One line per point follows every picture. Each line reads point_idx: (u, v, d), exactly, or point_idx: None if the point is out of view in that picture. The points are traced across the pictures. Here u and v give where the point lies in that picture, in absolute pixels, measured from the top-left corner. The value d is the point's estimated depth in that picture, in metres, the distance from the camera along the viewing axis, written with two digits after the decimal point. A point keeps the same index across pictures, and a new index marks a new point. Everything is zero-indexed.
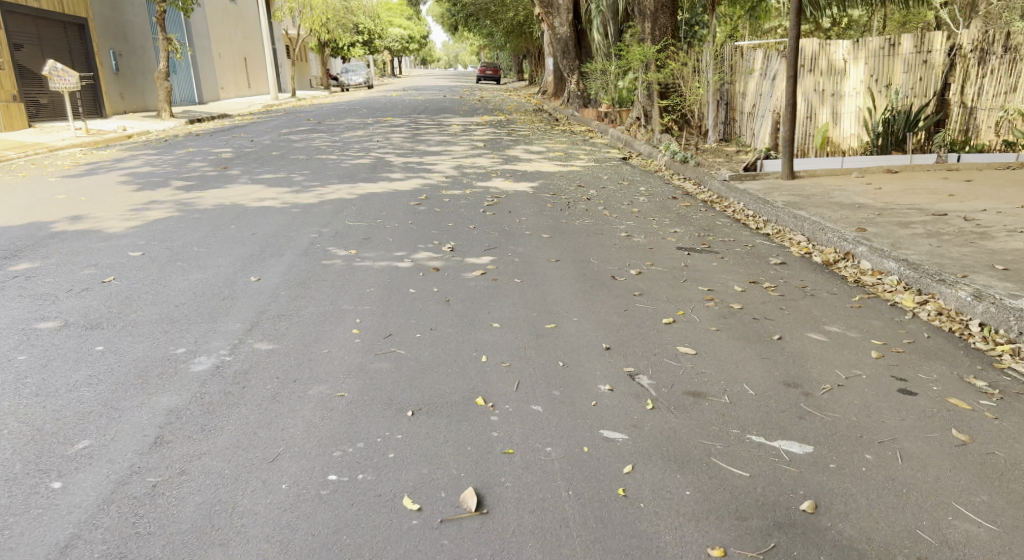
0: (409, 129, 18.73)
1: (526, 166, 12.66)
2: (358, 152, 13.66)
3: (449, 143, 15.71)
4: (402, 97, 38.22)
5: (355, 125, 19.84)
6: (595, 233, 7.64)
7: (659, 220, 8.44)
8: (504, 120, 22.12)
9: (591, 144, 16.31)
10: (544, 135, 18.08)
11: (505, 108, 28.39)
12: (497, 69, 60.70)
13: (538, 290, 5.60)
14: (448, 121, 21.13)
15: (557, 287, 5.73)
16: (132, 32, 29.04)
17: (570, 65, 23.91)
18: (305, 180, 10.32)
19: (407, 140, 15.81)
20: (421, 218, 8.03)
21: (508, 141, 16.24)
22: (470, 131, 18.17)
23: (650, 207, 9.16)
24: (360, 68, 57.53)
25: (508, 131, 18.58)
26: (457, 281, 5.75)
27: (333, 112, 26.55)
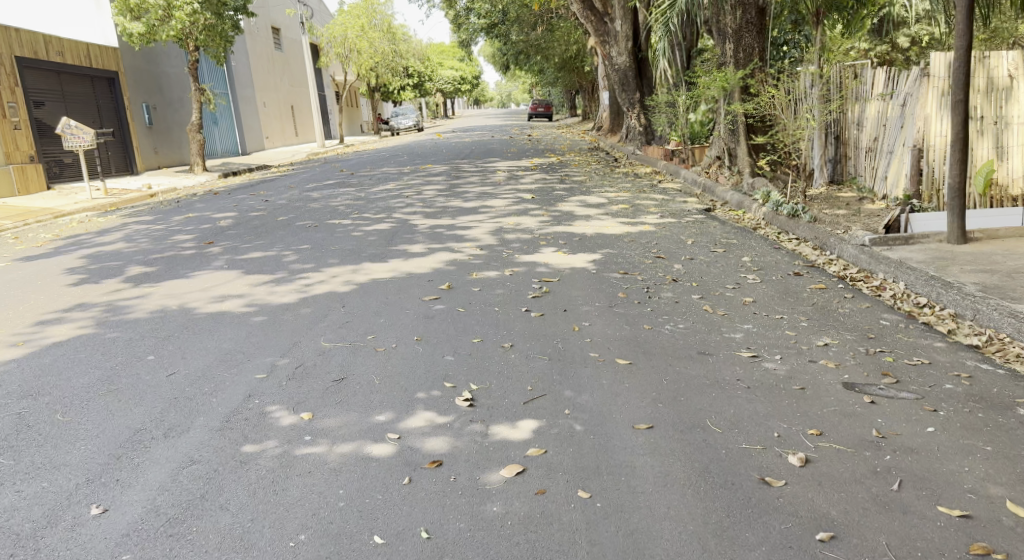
0: (450, 178, 16.23)
1: (582, 225, 10.07)
2: (379, 212, 11.21)
3: (492, 195, 13.15)
4: (449, 140, 36.38)
5: (389, 175, 17.45)
6: (691, 352, 4.97)
7: (791, 319, 5.78)
8: (556, 164, 19.65)
9: (660, 189, 13.75)
10: (603, 180, 15.53)
11: (557, 149, 26.13)
12: (550, 106, 58.60)
13: (648, 529, 3.45)
14: (494, 167, 18.64)
15: (678, 504, 3.56)
16: (171, 83, 25.33)
17: (629, 99, 21.39)
18: (298, 259, 7.89)
19: (443, 195, 13.30)
20: (439, 328, 5.53)
21: (562, 190, 13.64)
22: (519, 179, 15.62)
23: (768, 293, 6.51)
24: (409, 110, 55.78)
25: (561, 177, 15.99)
26: (493, 499, 3.59)
27: (373, 160, 24.51)
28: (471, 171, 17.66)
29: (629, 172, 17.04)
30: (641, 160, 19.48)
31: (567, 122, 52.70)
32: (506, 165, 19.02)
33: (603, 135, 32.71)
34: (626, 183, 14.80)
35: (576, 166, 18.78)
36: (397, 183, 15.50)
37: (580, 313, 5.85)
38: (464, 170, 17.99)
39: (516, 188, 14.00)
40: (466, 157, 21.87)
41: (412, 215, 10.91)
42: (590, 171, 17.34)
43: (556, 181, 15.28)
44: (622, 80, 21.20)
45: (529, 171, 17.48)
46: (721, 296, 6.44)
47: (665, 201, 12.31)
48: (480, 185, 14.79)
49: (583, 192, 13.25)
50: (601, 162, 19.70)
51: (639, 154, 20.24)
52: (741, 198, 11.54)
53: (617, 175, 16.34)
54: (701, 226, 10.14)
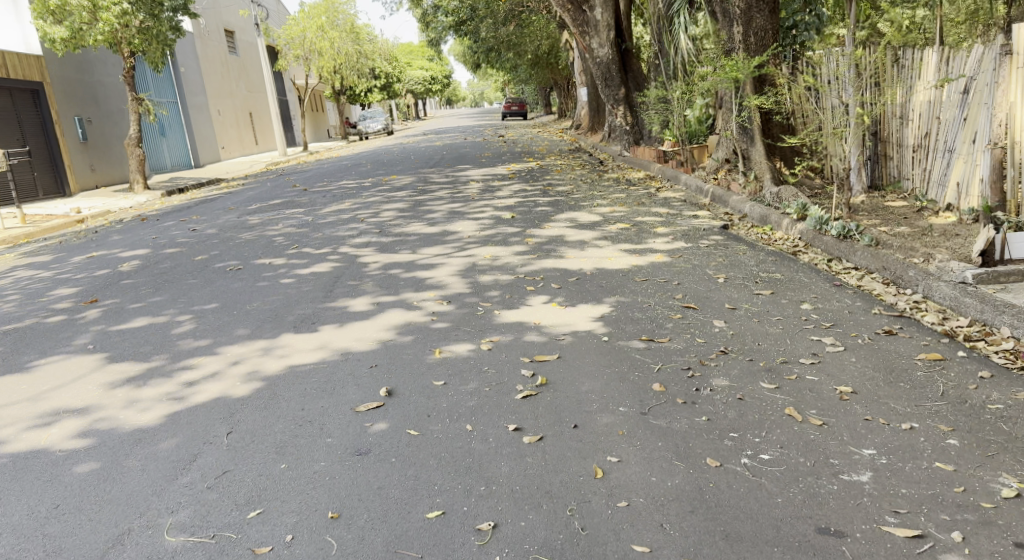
0: (417, 193, 14.10)
1: (576, 257, 7.99)
2: (322, 245, 9.09)
3: (463, 216, 11.05)
4: (419, 144, 34.23)
5: (345, 191, 15.28)
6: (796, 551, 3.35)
7: (915, 454, 3.79)
8: (536, 170, 17.57)
9: (660, 201, 11.71)
10: (592, 190, 13.45)
11: (535, 151, 24.07)
12: (524, 105, 56.50)
13: None
14: (466, 177, 16.52)
15: None
16: (106, 94, 22.87)
17: (614, 95, 19.27)
18: (192, 331, 5.74)
19: (404, 217, 11.17)
20: (400, 491, 3.70)
21: (546, 206, 11.55)
22: (495, 193, 13.51)
23: (867, 379, 4.44)
24: (377, 113, 53.42)
25: (543, 188, 13.90)
26: None
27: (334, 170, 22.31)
28: (441, 183, 15.53)
29: (620, 179, 14.97)
30: (632, 165, 17.41)
31: (543, 120, 50.63)
32: (479, 174, 16.88)
33: (584, 134, 30.70)
34: (622, 193, 12.76)
35: (559, 172, 16.70)
36: (353, 202, 13.35)
37: (603, 440, 3.99)
38: (433, 182, 15.83)
39: (490, 205, 11.89)
40: (435, 164, 19.77)
41: (364, 250, 8.80)
42: (574, 180, 15.28)
43: (539, 193, 13.17)
44: (604, 77, 19.08)
45: (506, 182, 15.35)
46: (803, 384, 4.42)
47: (671, 217, 10.28)
48: (448, 202, 12.67)
49: (571, 209, 11.16)
50: (586, 167, 17.65)
51: (628, 157, 18.18)
52: (766, 211, 9.55)
53: (606, 184, 14.27)
54: (725, 251, 8.10)
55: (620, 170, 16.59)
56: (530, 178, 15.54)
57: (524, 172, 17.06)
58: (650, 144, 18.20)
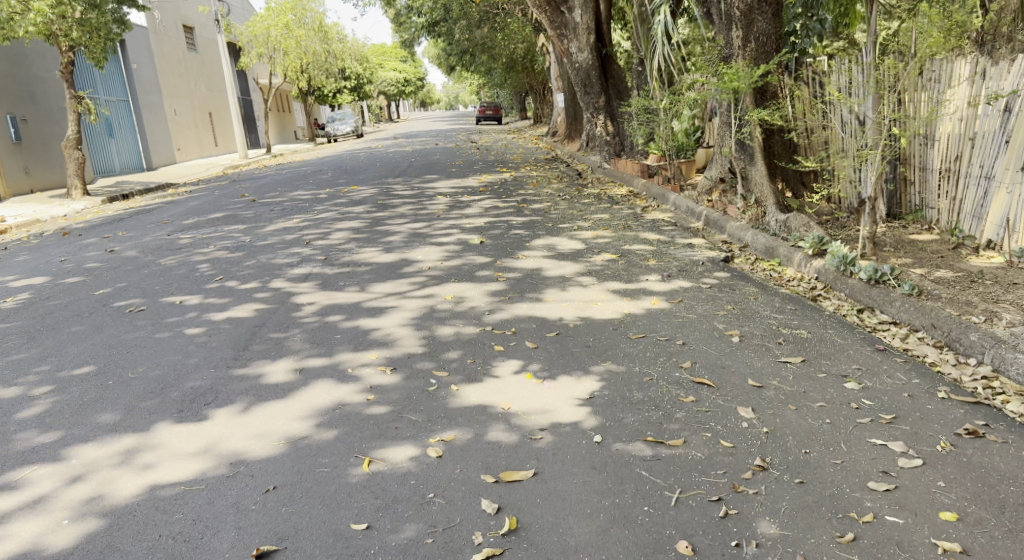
0: (376, 208, 12.72)
1: (553, 299, 6.66)
2: (251, 279, 7.69)
3: (425, 239, 9.68)
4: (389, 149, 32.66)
5: (298, 204, 13.85)
6: None
7: None
8: (510, 182, 16.24)
9: (647, 224, 10.42)
10: (570, 209, 12.12)
11: (509, 160, 22.73)
12: (498, 108, 55.18)
13: None
14: (432, 189, 15.16)
15: None
16: (44, 92, 21.23)
17: (594, 103, 17.88)
18: (40, 418, 4.38)
19: (356, 240, 9.78)
20: None
21: (519, 228, 10.23)
22: (463, 209, 12.15)
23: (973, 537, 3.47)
24: (347, 114, 51.80)
25: (516, 204, 12.56)
26: None
27: (293, 177, 20.78)
28: (404, 196, 14.15)
29: (602, 195, 13.66)
30: (614, 180, 16.11)
31: (517, 125, 49.33)
32: (448, 187, 15.52)
33: (560, 142, 29.41)
34: (604, 214, 11.44)
35: (535, 186, 15.38)
36: (303, 218, 11.93)
37: None
38: (396, 195, 14.44)
39: (456, 226, 10.54)
40: (401, 173, 18.37)
41: (301, 285, 7.40)
42: (551, 196, 13.94)
43: (512, 211, 11.85)
44: (584, 84, 17.76)
45: (476, 196, 14.00)
46: (889, 540, 3.48)
47: (662, 246, 8.98)
48: (409, 220, 11.29)
49: (548, 233, 9.83)
50: (564, 181, 16.33)
51: (610, 170, 16.87)
52: (772, 242, 8.26)
53: (587, 201, 12.95)
54: (732, 295, 6.77)
55: (602, 185, 15.28)
56: (502, 192, 14.20)
57: (496, 185, 15.71)
58: (634, 156, 16.91)
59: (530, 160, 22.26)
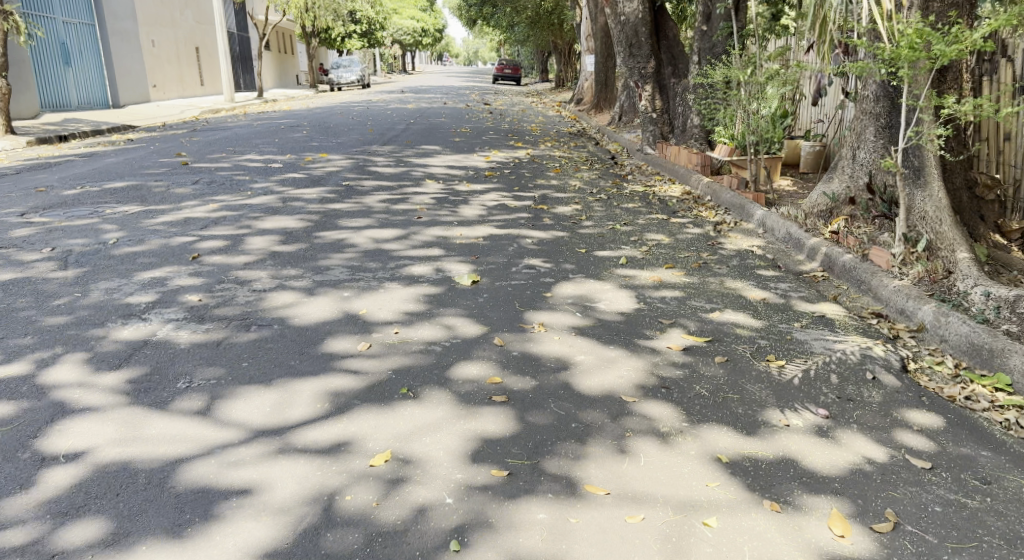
0: (338, 195, 9.12)
1: (604, 489, 3.20)
2: (21, 356, 4.09)
3: (387, 266, 6.11)
4: (392, 104, 28.89)
5: (237, 179, 10.26)
6: None
7: None
8: (527, 166, 12.59)
9: (732, 261, 6.80)
10: (610, 220, 8.46)
11: (525, 131, 18.98)
12: (518, 68, 51.19)
13: None
14: (423, 169, 11.55)
15: None
16: None
17: (638, 69, 13.93)
18: None
19: (277, 259, 6.19)
20: None
21: (535, 258, 6.64)
22: (456, 211, 8.54)
23: None
24: (354, 61, 47.83)
25: (533, 207, 8.97)
26: None
27: (262, 133, 17.13)
28: (384, 179, 10.56)
29: (651, 198, 9.97)
30: (663, 174, 12.35)
31: (537, 88, 45.44)
32: (445, 166, 11.90)
33: (586, 112, 25.65)
34: (661, 235, 7.78)
35: (560, 175, 11.73)
36: (228, 205, 8.35)
37: None
38: (374, 175, 10.81)
39: (439, 245, 6.95)
40: (392, 142, 14.75)
41: (106, 389, 3.80)
42: (582, 192, 10.26)
43: (526, 220, 8.23)
44: (628, 45, 13.92)
45: (480, 184, 10.39)
46: None
47: (773, 316, 5.34)
48: (375, 224, 7.70)
49: (580, 273, 6.23)
50: (597, 170, 12.63)
51: (658, 160, 13.12)
52: (990, 341, 4.56)
53: (632, 207, 9.28)
54: (991, 504, 3.21)
55: (648, 181, 11.56)
56: (515, 182, 10.56)
57: (507, 169, 12.05)
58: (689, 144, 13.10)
59: (552, 133, 18.59)
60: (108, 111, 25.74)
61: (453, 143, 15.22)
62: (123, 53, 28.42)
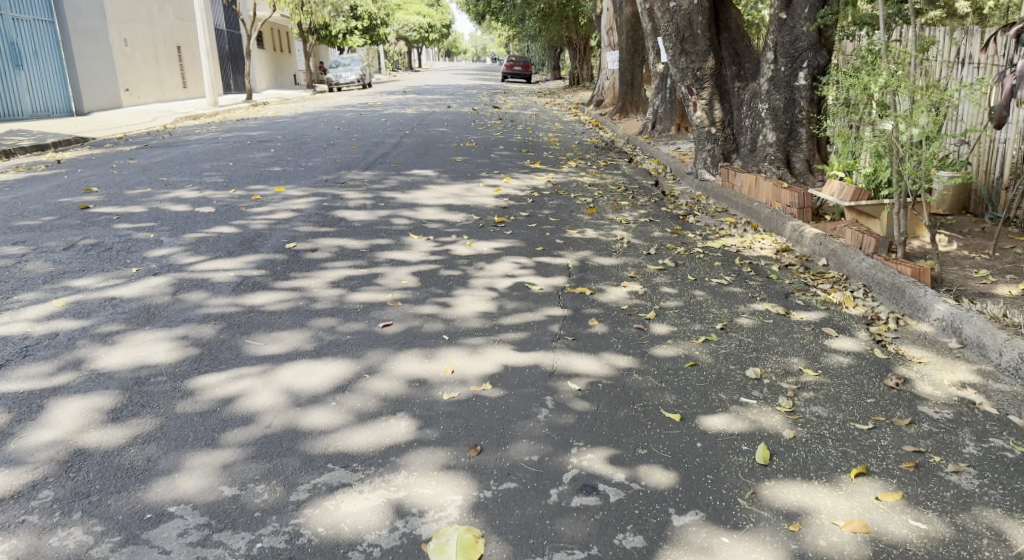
0: (268, 271, 6.03)
1: None
2: None
3: (288, 501, 3.10)
4: (390, 108, 25.90)
5: (136, 237, 7.20)
6: None
7: None
8: (550, 203, 9.45)
9: (963, 441, 3.69)
10: (694, 317, 5.30)
11: (542, 144, 15.92)
12: (529, 65, 48.00)
13: None
14: (408, 214, 8.45)
15: None
16: None
17: (693, 73, 10.87)
18: None
19: (59, 480, 3.18)
20: None
21: (591, 450, 3.47)
22: (447, 306, 5.42)
23: None
24: (353, 59, 44.76)
25: (567, 290, 5.84)
26: None
27: (220, 151, 14.08)
28: (348, 234, 7.45)
29: (739, 262, 6.81)
30: (735, 213, 9.16)
31: (549, 86, 42.40)
32: (438, 209, 8.80)
33: (608, 116, 22.58)
34: (793, 358, 4.61)
35: (598, 220, 8.58)
36: (82, 301, 5.28)
37: None
38: (337, 228, 7.70)
39: (411, 410, 3.80)
40: (373, 166, 11.65)
41: None
42: (634, 253, 7.08)
43: (558, 325, 5.10)
44: (679, 40, 10.73)
45: (486, 242, 7.28)
46: None
47: None
48: (305, 348, 4.57)
49: (684, 510, 3.13)
50: (648, 206, 9.46)
51: (724, 193, 9.91)
52: None
53: (717, 284, 6.12)
54: None
55: (720, 227, 8.37)
56: (535, 238, 7.44)
57: (522, 209, 8.93)
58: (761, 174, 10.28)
59: (574, 147, 15.56)
60: (64, 120, 22.75)
61: (453, 165, 12.09)
62: (86, 53, 25.43)
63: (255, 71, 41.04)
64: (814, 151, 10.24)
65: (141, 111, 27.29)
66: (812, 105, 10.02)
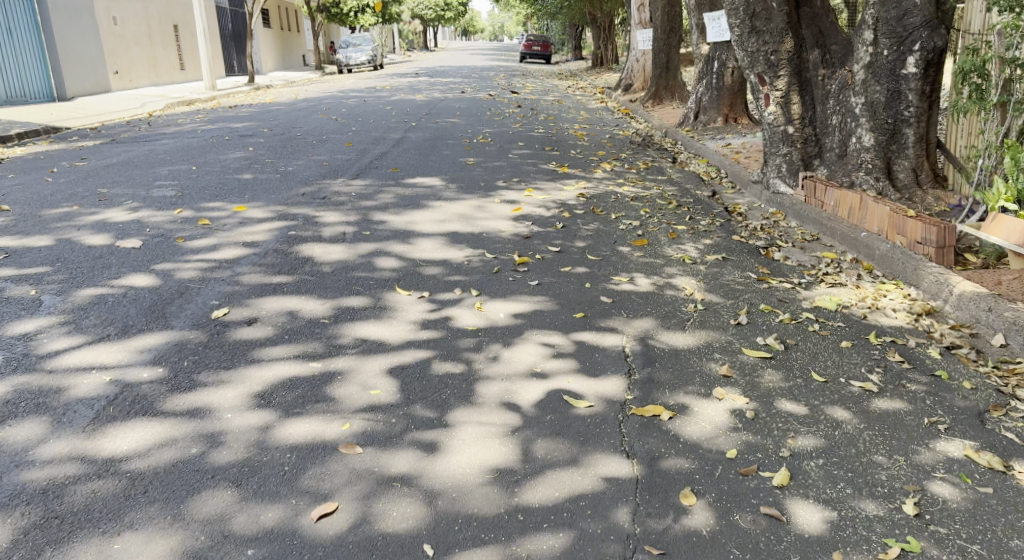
0: (168, 371, 3.95)
1: None
2: None
3: None
4: (397, 93, 23.73)
5: (10, 295, 5.11)
6: None
7: None
8: (585, 230, 7.32)
9: None
10: (849, 482, 3.22)
11: (569, 138, 13.77)
12: (548, 45, 45.57)
13: None
14: (398, 250, 6.36)
15: None
16: None
17: (768, 57, 8.65)
18: None
19: None
20: None
21: None
22: (438, 449, 3.34)
23: None
24: (363, 39, 42.50)
25: (629, 409, 3.69)
26: None
27: (191, 149, 11.99)
28: (310, 286, 5.36)
29: (875, 340, 4.67)
30: (835, 244, 7.00)
31: (570, 67, 40.05)
32: (439, 242, 6.70)
33: (639, 102, 20.34)
34: None
35: (652, 258, 6.45)
36: None
37: None
38: (297, 275, 5.61)
39: None
40: (365, 174, 9.55)
41: None
42: (715, 318, 4.95)
43: (625, 504, 3.06)
44: (748, 16, 8.57)
45: (502, 304, 5.18)
46: None
47: None
48: None
49: None
50: (716, 232, 7.31)
51: (811, 211, 7.74)
52: None
53: (860, 392, 4.00)
54: None
55: (820, 268, 6.24)
56: (570, 295, 5.32)
57: (549, 242, 6.82)
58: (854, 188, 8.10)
59: (606, 144, 13.43)
60: (39, 107, 20.70)
61: (462, 172, 9.98)
62: (67, 33, 23.32)
63: (260, 52, 38.88)
64: (923, 158, 7.97)
65: (130, 97, 25.21)
66: (923, 99, 7.77)
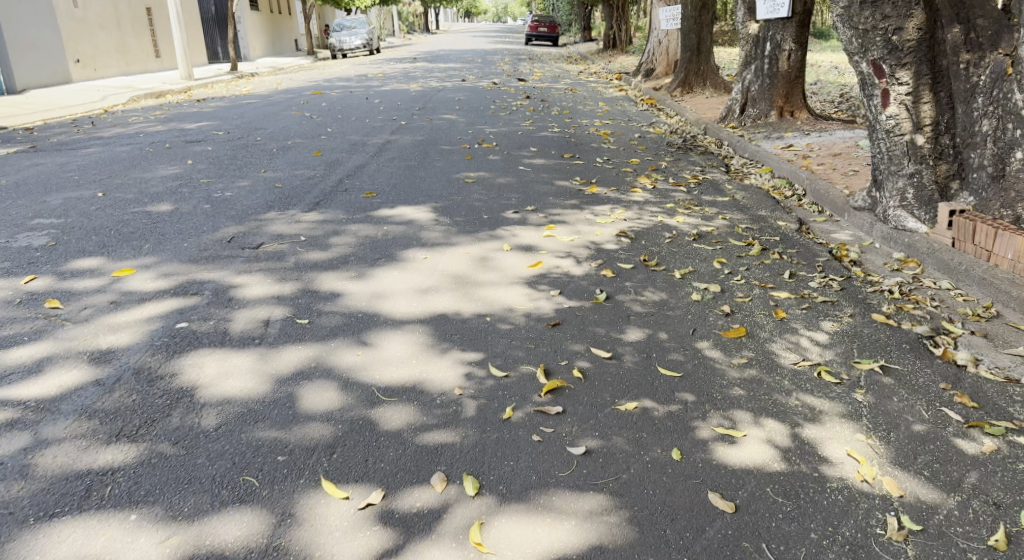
0: None
1: None
2: None
3: None
4: (390, 83, 21.23)
5: None
6: None
7: None
8: (636, 307, 4.86)
9: None
10: None
11: (592, 144, 11.32)
12: (555, 26, 42.80)
13: None
14: (346, 362, 3.88)
15: None
16: None
17: (887, 38, 6.14)
18: None
19: None
20: None
21: None
22: None
23: None
24: (358, 22, 39.84)
25: None
26: None
27: (117, 163, 9.55)
28: (158, 483, 3.09)
29: None
30: None
31: (580, 50, 37.35)
32: (413, 338, 4.26)
33: (666, 91, 17.80)
34: None
35: (761, 365, 3.98)
36: None
37: None
38: (145, 445, 3.25)
39: None
40: (325, 208, 7.14)
41: None
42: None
43: None
44: None
45: (525, 526, 2.99)
46: None
47: None
48: None
49: None
50: (845, 305, 4.84)
51: (975, 268, 5.27)
52: None
53: None
54: None
55: None
56: (651, 495, 3.08)
57: (586, 335, 4.37)
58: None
59: (639, 150, 10.99)
60: None
61: (455, 203, 7.56)
62: (16, 18, 20.81)
63: (247, 37, 36.31)
64: None
65: (92, 88, 22.70)
66: None
